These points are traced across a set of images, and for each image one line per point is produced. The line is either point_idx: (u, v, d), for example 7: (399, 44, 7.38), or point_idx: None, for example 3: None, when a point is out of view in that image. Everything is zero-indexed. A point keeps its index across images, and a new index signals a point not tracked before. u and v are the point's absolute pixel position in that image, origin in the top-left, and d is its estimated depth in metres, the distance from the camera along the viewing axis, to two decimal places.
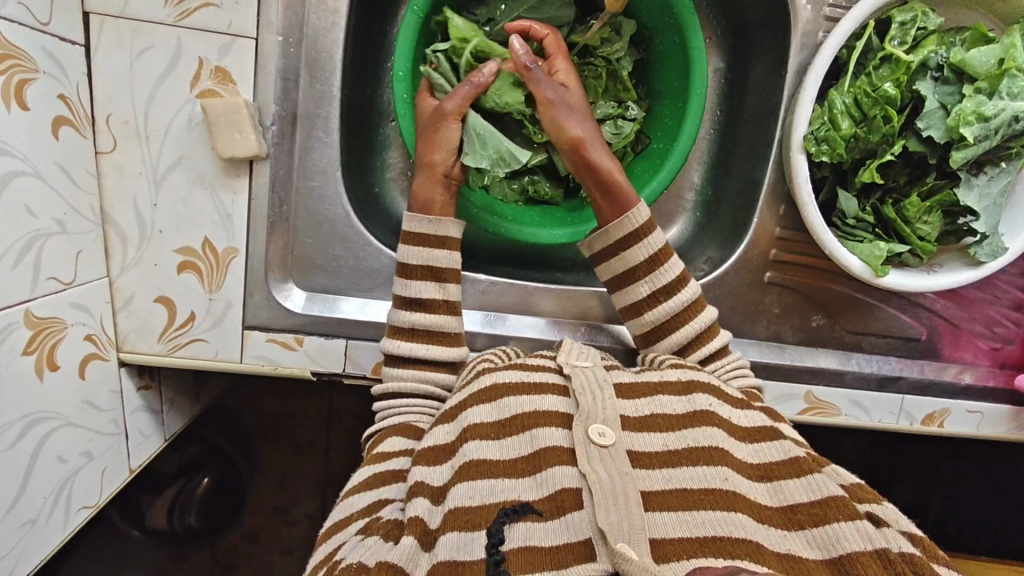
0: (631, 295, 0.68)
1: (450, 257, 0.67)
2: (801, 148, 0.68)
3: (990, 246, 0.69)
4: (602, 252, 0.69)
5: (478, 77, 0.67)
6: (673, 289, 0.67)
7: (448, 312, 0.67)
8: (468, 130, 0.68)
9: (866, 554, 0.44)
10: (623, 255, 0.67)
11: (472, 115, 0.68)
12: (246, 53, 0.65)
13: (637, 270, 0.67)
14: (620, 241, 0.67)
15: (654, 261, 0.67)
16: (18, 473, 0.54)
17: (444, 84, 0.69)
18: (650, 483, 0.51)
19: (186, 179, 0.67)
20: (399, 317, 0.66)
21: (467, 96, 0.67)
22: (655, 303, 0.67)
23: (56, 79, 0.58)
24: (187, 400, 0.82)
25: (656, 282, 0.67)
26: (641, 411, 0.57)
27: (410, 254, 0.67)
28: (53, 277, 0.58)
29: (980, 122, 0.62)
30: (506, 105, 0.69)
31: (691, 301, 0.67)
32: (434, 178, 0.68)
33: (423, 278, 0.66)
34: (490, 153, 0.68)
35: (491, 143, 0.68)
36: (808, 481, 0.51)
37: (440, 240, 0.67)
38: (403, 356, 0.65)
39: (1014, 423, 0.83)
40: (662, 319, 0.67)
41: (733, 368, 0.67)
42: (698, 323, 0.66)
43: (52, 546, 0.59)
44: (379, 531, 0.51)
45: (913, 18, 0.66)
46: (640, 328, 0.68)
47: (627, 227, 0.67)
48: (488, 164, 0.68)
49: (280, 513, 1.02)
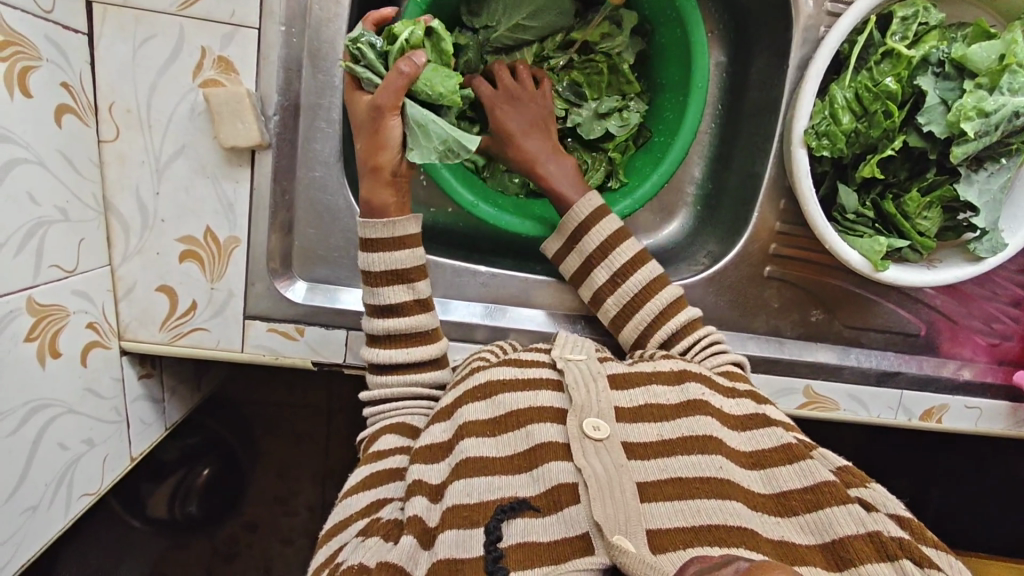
0: (591, 282, 0.71)
1: (413, 256, 0.66)
2: (802, 143, 0.68)
3: (990, 242, 0.69)
4: (562, 247, 0.72)
5: (405, 64, 0.60)
6: (629, 269, 0.69)
7: (420, 311, 0.66)
8: (410, 124, 0.63)
9: (859, 538, 0.44)
10: (578, 246, 0.70)
11: (410, 106, 0.62)
12: (249, 43, 0.65)
13: (592, 257, 0.70)
14: (572, 234, 0.70)
15: (606, 247, 0.69)
16: (20, 458, 0.54)
17: (370, 76, 0.62)
18: (646, 474, 0.51)
19: (188, 168, 0.67)
20: (373, 325, 0.65)
21: (399, 88, 0.61)
22: (614, 285, 0.69)
23: (59, 67, 0.58)
24: (187, 390, 0.82)
25: (610, 266, 0.69)
26: (636, 401, 0.57)
27: (373, 261, 0.65)
28: (55, 264, 0.58)
29: (980, 118, 0.62)
30: (440, 96, 0.62)
31: (647, 280, 0.69)
32: (382, 181, 0.65)
33: (389, 282, 0.65)
34: (435, 145, 0.63)
35: (434, 133, 0.63)
36: (800, 467, 0.51)
37: (399, 240, 0.66)
38: (383, 363, 0.66)
39: (1011, 418, 0.83)
40: (625, 299, 0.69)
41: (700, 339, 0.67)
42: (660, 298, 0.68)
43: (54, 531, 0.60)
44: (380, 531, 0.52)
45: (915, 13, 0.66)
46: (606, 314, 0.71)
47: (575, 219, 0.70)
48: (436, 157, 0.63)
49: (279, 503, 1.03)
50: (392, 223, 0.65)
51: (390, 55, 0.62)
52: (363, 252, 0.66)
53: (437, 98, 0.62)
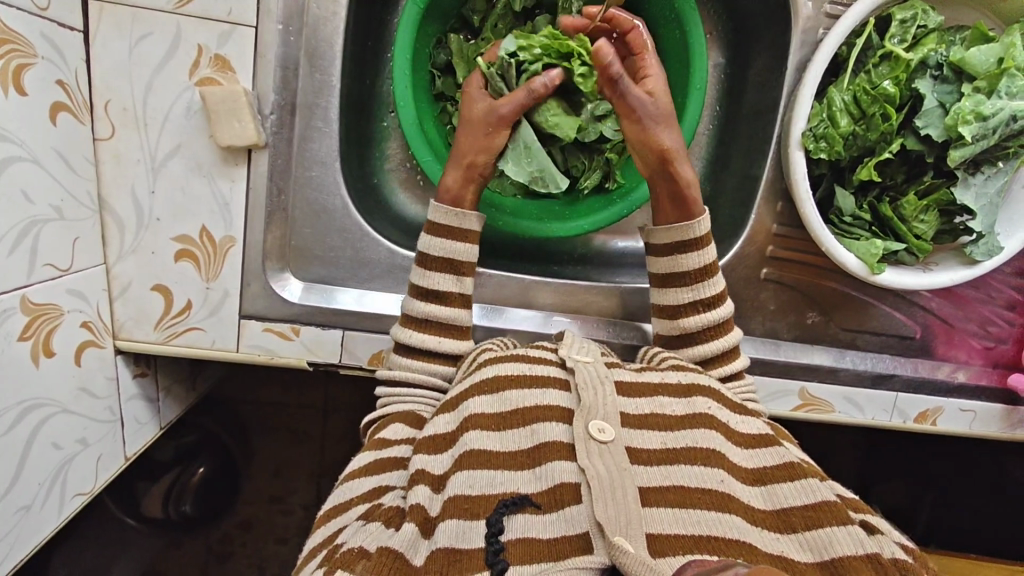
0: (670, 296, 0.67)
1: (469, 251, 0.67)
2: (800, 144, 0.68)
3: (986, 246, 0.69)
4: (659, 247, 0.68)
5: (539, 84, 0.63)
6: (712, 302, 0.66)
7: (461, 305, 0.66)
8: (516, 141, 0.66)
9: (857, 558, 0.44)
10: (677, 256, 0.66)
11: (524, 127, 0.66)
12: (246, 41, 0.65)
13: (686, 277, 0.66)
14: (679, 244, 0.66)
15: (703, 271, 0.66)
16: (13, 458, 0.54)
17: (501, 87, 0.67)
18: (648, 480, 0.51)
19: (184, 168, 0.67)
20: (415, 306, 0.65)
21: (523, 105, 0.64)
22: (694, 312, 0.66)
23: (55, 65, 0.58)
24: (183, 389, 0.82)
25: (700, 292, 0.66)
26: (642, 409, 0.57)
27: (430, 245, 0.66)
28: (50, 263, 0.58)
29: (978, 121, 0.62)
30: (556, 128, 0.66)
31: (724, 320, 0.66)
32: (468, 176, 0.67)
33: (441, 269, 0.66)
34: (531, 168, 0.66)
35: (537, 159, 0.66)
36: (802, 485, 0.51)
37: (461, 233, 0.66)
38: (417, 347, 0.65)
39: (1007, 422, 0.83)
40: (698, 328, 0.66)
41: (747, 391, 0.66)
42: (724, 343, 0.66)
43: (46, 531, 0.59)
44: (381, 517, 0.51)
45: (913, 16, 0.66)
46: (670, 329, 0.68)
47: (689, 233, 0.66)
48: (525, 179, 0.66)
49: (275, 502, 1.03)
50: (462, 214, 0.66)
51: (525, 70, 0.65)
52: (425, 234, 0.67)
53: (555, 128, 0.66)
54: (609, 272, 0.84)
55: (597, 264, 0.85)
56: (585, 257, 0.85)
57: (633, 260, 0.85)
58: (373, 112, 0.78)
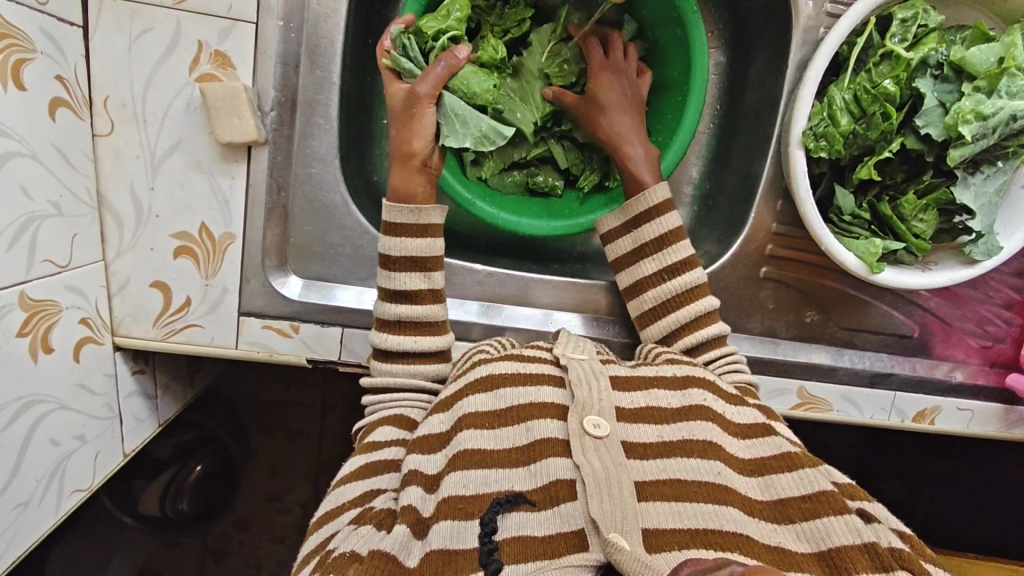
0: (636, 271, 0.69)
1: (432, 246, 0.66)
2: (800, 143, 0.68)
3: (984, 245, 0.70)
4: (614, 225, 0.70)
5: (450, 53, 0.64)
6: (676, 270, 0.67)
7: (432, 301, 0.66)
8: (445, 112, 0.64)
9: (855, 547, 0.45)
10: (633, 232, 0.69)
11: (450, 95, 0.64)
12: (246, 38, 0.65)
13: (646, 249, 0.68)
14: (633, 218, 0.69)
15: (662, 242, 0.68)
16: (11, 454, 0.54)
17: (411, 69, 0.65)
18: (644, 473, 0.51)
19: (184, 164, 0.66)
20: (385, 309, 0.65)
21: (440, 76, 0.63)
22: (658, 282, 0.68)
23: (54, 59, 0.58)
24: (181, 386, 0.81)
25: (661, 262, 0.68)
26: (638, 403, 0.57)
27: (392, 246, 0.65)
28: (48, 259, 0.57)
29: (979, 121, 0.63)
30: (474, 95, 0.65)
31: (697, 283, 0.67)
32: (411, 168, 0.66)
33: (406, 269, 0.65)
34: (471, 131, 0.64)
35: (470, 121, 0.64)
36: (798, 475, 0.51)
37: (423, 228, 0.66)
38: (391, 350, 0.65)
39: (1004, 421, 0.83)
40: (666, 298, 0.67)
41: (729, 362, 0.66)
42: (694, 307, 0.66)
43: (44, 529, 0.59)
44: (373, 520, 0.51)
45: (914, 15, 0.67)
46: (642, 309, 0.69)
47: (640, 204, 0.68)
48: (471, 142, 0.64)
49: (273, 500, 1.03)
50: (417, 210, 0.65)
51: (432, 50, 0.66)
52: (386, 235, 0.66)
53: (471, 97, 0.64)
54: (608, 270, 0.84)
55: (596, 262, 0.85)
56: (584, 256, 0.85)
57: None
58: (371, 109, 0.77)
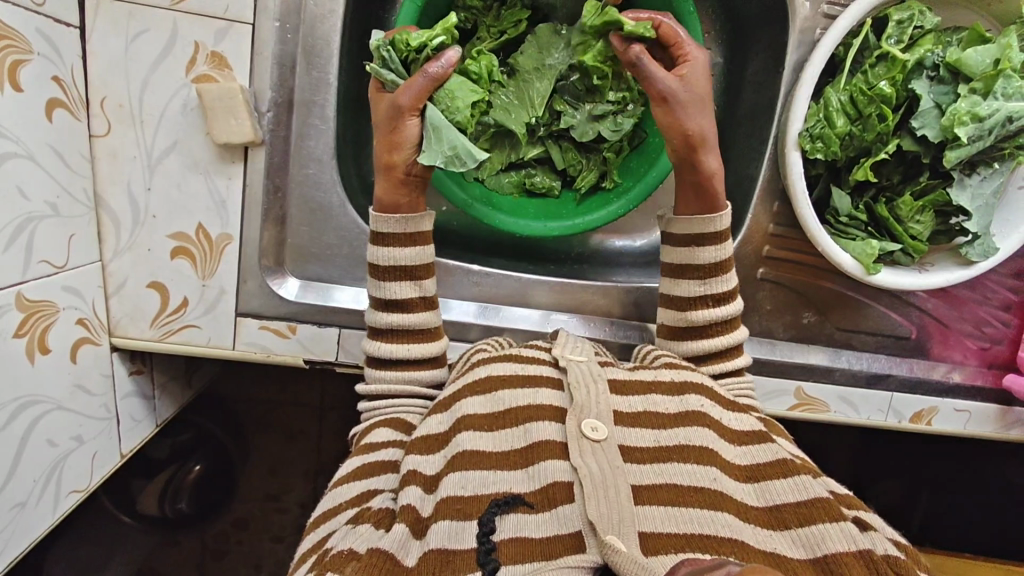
0: (679, 288, 0.67)
1: (421, 254, 0.66)
2: (796, 145, 0.68)
3: (981, 247, 0.70)
4: (677, 238, 0.67)
5: (434, 66, 0.60)
6: (722, 298, 0.66)
7: (425, 308, 0.66)
8: (425, 127, 0.62)
9: (850, 554, 0.45)
10: (693, 249, 0.66)
11: (429, 109, 0.62)
12: (242, 39, 0.65)
13: (698, 270, 0.66)
14: (697, 236, 0.66)
15: (718, 267, 0.66)
16: (8, 454, 0.54)
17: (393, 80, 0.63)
18: (640, 477, 0.51)
19: (180, 164, 0.67)
20: (377, 318, 0.65)
21: (419, 91, 0.61)
22: (703, 306, 0.66)
23: (50, 60, 0.58)
24: (179, 386, 0.82)
25: (710, 287, 0.66)
26: (635, 407, 0.57)
27: (379, 255, 0.65)
28: (45, 260, 0.57)
29: (974, 122, 0.63)
30: (456, 112, 0.63)
31: (732, 316, 0.67)
32: (394, 179, 0.65)
33: (396, 278, 0.65)
34: (444, 149, 0.61)
35: (446, 139, 0.62)
36: (794, 482, 0.51)
37: (411, 237, 0.65)
38: (384, 358, 0.65)
39: (1002, 422, 0.83)
40: (706, 322, 0.66)
41: (745, 389, 0.66)
42: (730, 339, 0.66)
43: (41, 529, 0.59)
44: (370, 518, 0.52)
45: (911, 16, 0.66)
46: (675, 320, 0.68)
47: (708, 227, 0.66)
48: (442, 161, 0.61)
49: (271, 500, 1.03)
50: (402, 218, 0.65)
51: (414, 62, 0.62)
52: (374, 244, 0.66)
53: (453, 112, 0.63)
54: (605, 271, 0.84)
55: (594, 263, 0.85)
56: (582, 256, 0.85)
57: (629, 260, 0.85)
58: (368, 110, 0.77)
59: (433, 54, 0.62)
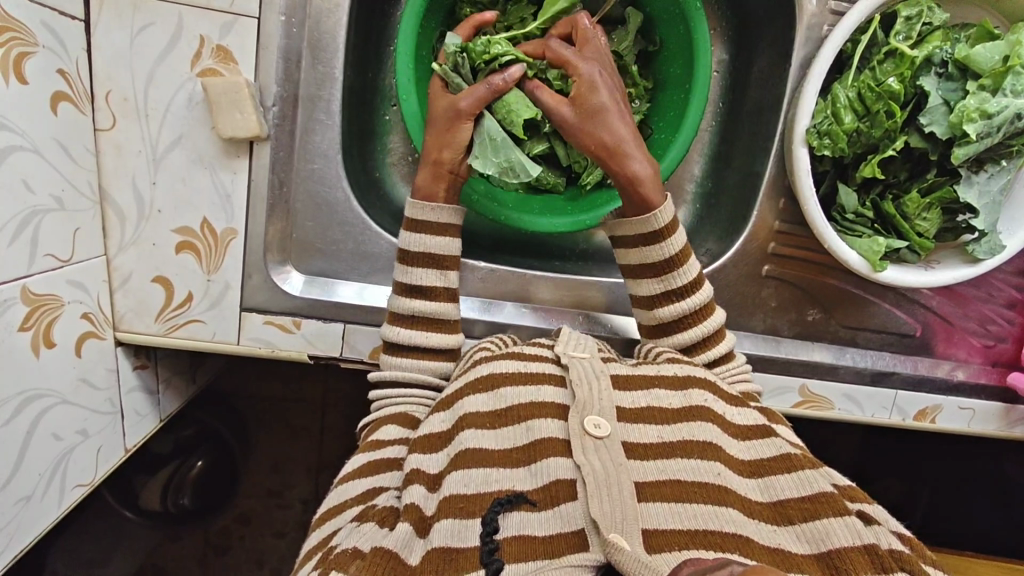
0: (642, 289, 0.68)
1: (449, 244, 0.67)
2: (803, 141, 0.68)
3: (988, 245, 0.69)
4: (624, 241, 0.67)
5: (497, 78, 0.64)
6: (686, 290, 0.66)
7: (447, 299, 0.66)
8: (481, 134, 0.65)
9: (854, 550, 0.44)
10: (640, 249, 0.66)
11: (488, 119, 0.65)
12: (248, 33, 0.64)
13: (652, 268, 0.66)
14: (642, 236, 0.66)
15: (674, 261, 0.66)
16: (14, 448, 0.54)
17: (458, 84, 0.67)
18: (645, 474, 0.51)
19: (186, 159, 0.66)
20: (400, 303, 0.65)
21: (482, 98, 0.64)
22: (667, 302, 0.67)
23: (55, 53, 0.57)
24: (183, 381, 0.81)
25: (670, 283, 0.66)
26: (638, 403, 0.57)
27: (410, 241, 0.66)
28: (50, 254, 0.57)
29: (983, 119, 0.62)
30: (514, 122, 0.65)
31: (702, 304, 0.67)
32: (435, 176, 0.66)
33: (425, 265, 0.66)
34: (498, 159, 0.65)
35: (502, 150, 0.65)
36: (798, 477, 0.51)
37: (443, 227, 0.66)
38: (402, 344, 0.65)
39: (1005, 420, 0.83)
40: (674, 317, 0.67)
41: (737, 373, 0.67)
42: (706, 327, 0.66)
43: (46, 523, 0.59)
44: (375, 516, 0.51)
45: (919, 13, 0.66)
46: (648, 320, 0.69)
47: (648, 226, 0.65)
48: (494, 171, 0.65)
49: (274, 496, 1.03)
50: (438, 208, 0.66)
51: (481, 70, 0.66)
52: (407, 230, 0.67)
53: (511, 123, 0.64)
54: (610, 268, 0.84)
55: (598, 260, 0.85)
56: (586, 253, 0.85)
57: None
58: (373, 105, 0.77)
59: (499, 69, 0.66)
